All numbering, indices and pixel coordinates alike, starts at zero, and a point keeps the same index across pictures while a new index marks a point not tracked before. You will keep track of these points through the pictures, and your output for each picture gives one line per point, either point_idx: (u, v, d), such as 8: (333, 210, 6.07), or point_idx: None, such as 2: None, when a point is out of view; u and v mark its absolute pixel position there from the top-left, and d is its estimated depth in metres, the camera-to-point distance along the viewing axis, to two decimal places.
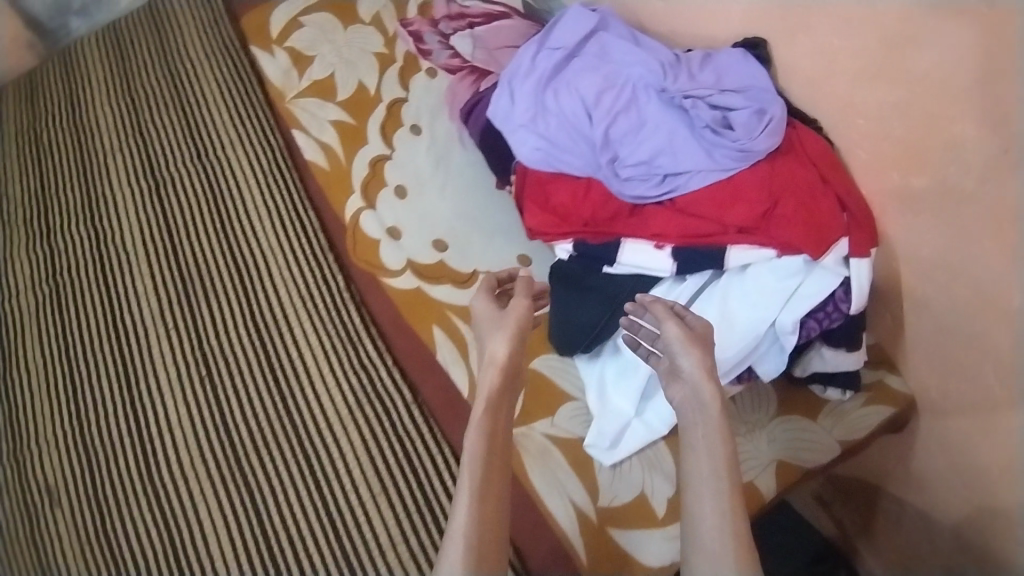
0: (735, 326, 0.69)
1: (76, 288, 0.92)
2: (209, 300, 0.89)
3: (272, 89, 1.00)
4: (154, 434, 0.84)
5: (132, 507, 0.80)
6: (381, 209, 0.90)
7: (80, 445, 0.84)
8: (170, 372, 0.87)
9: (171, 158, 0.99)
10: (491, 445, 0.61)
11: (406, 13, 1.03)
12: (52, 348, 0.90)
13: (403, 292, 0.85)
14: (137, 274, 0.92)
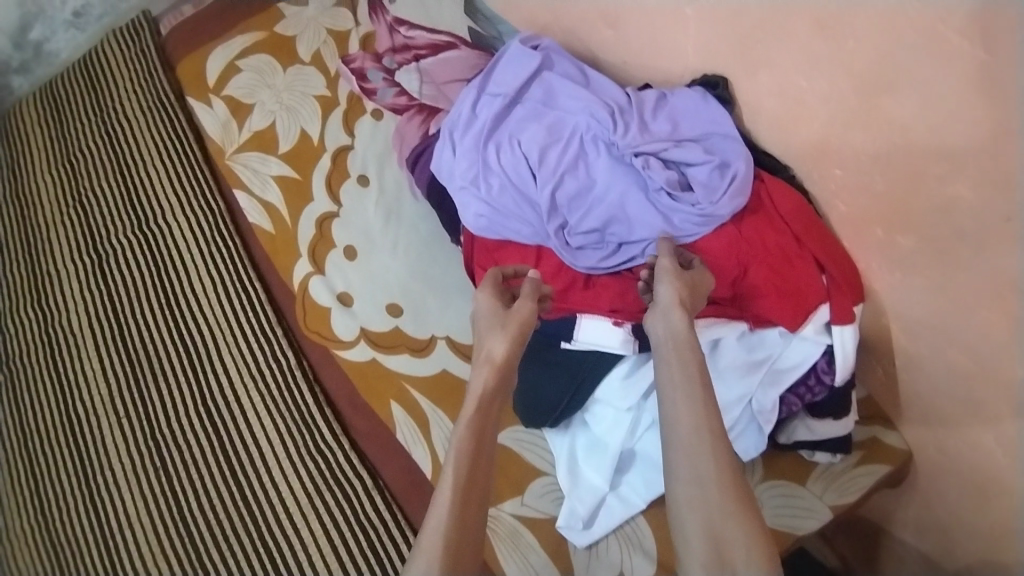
0: None
1: (23, 376, 0.87)
2: (155, 387, 0.82)
3: (211, 144, 0.94)
4: (99, 536, 0.75)
5: None
6: (330, 274, 0.84)
7: (26, 552, 0.77)
8: (113, 476, 0.78)
9: (114, 227, 0.93)
10: (478, 455, 0.54)
11: (347, 49, 0.96)
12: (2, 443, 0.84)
13: (357, 364, 0.80)
14: (81, 361, 0.86)
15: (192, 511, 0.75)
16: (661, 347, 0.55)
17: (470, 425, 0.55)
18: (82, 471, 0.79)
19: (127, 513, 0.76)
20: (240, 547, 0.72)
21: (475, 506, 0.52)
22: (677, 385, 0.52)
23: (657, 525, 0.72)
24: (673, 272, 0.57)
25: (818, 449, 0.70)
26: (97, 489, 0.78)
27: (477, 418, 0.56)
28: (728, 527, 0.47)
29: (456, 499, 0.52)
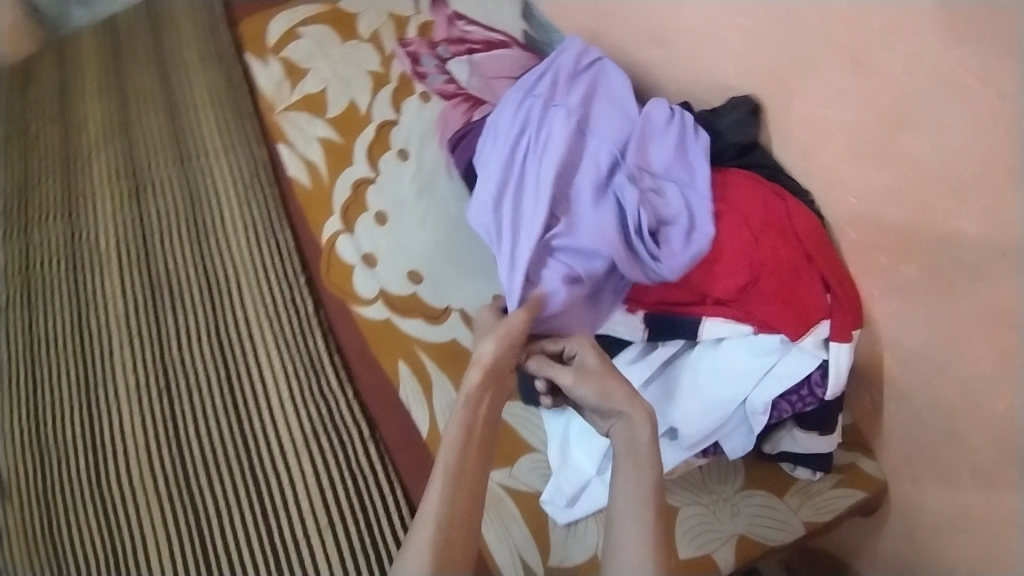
0: (704, 400, 0.67)
1: (46, 285, 0.91)
2: (168, 318, 0.87)
3: (262, 99, 0.98)
4: (104, 442, 0.82)
5: (76, 514, 0.79)
6: (358, 234, 0.88)
7: (31, 449, 0.83)
8: (123, 392, 0.84)
9: (155, 161, 0.97)
10: (468, 449, 0.57)
11: (405, 32, 1.00)
12: (17, 344, 0.88)
13: (374, 323, 0.83)
14: (105, 280, 0.90)
15: (187, 431, 0.82)
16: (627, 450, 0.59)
17: (462, 421, 0.58)
18: (88, 387, 0.85)
19: (126, 428, 0.82)
20: (230, 471, 0.79)
21: (465, 499, 0.54)
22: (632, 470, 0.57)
23: None
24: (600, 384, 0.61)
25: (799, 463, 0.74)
26: (102, 403, 0.84)
27: (467, 413, 0.58)
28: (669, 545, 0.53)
29: (446, 489, 0.54)
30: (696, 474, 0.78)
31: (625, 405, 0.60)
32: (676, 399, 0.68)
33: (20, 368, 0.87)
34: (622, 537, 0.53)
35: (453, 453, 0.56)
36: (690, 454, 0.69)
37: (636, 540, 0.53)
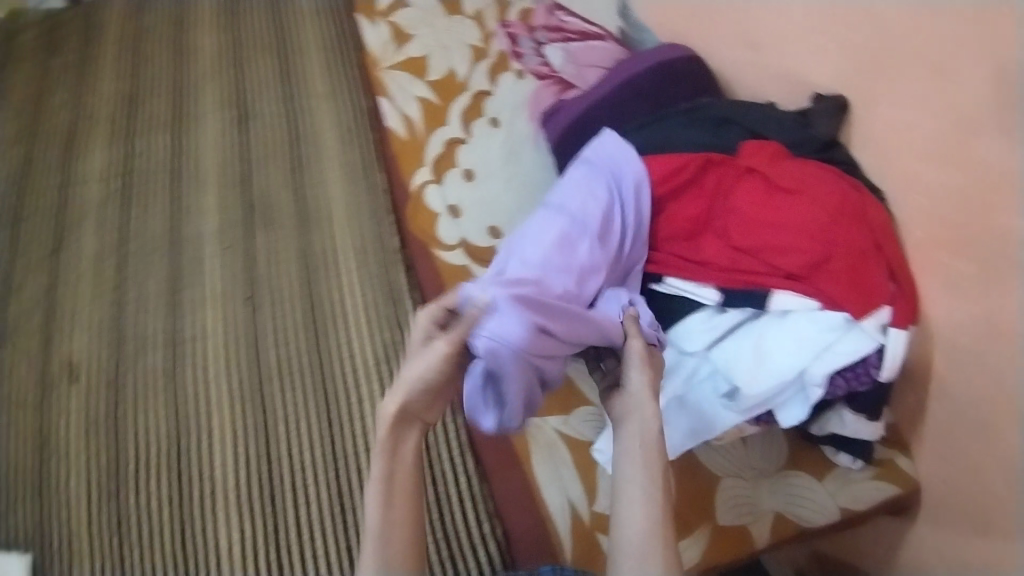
0: (767, 367, 0.71)
1: (146, 190, 0.98)
2: (257, 235, 0.94)
3: (369, 54, 1.05)
4: (187, 338, 0.88)
5: (155, 396, 0.85)
6: (446, 186, 0.94)
7: (115, 332, 0.88)
8: (210, 294, 0.90)
9: (260, 95, 1.05)
10: (389, 493, 0.53)
11: (507, 14, 1.08)
12: (113, 238, 0.94)
13: (451, 266, 0.89)
14: (201, 193, 0.97)
15: (269, 338, 0.88)
16: (626, 431, 0.58)
17: (377, 473, 0.53)
18: (172, 284, 0.91)
19: (206, 325, 0.88)
20: (302, 379, 0.86)
21: (398, 536, 0.52)
22: (634, 454, 0.55)
23: (681, 474, 0.80)
24: (647, 364, 0.60)
25: (842, 449, 0.79)
26: (184, 298, 0.90)
27: (383, 463, 0.54)
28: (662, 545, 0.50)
29: (377, 528, 0.52)
30: (742, 448, 0.81)
31: (638, 387, 0.59)
32: (741, 362, 0.72)
33: (108, 257, 0.93)
34: (620, 520, 0.52)
35: (379, 492, 0.53)
36: (745, 417, 0.73)
37: (644, 513, 0.52)
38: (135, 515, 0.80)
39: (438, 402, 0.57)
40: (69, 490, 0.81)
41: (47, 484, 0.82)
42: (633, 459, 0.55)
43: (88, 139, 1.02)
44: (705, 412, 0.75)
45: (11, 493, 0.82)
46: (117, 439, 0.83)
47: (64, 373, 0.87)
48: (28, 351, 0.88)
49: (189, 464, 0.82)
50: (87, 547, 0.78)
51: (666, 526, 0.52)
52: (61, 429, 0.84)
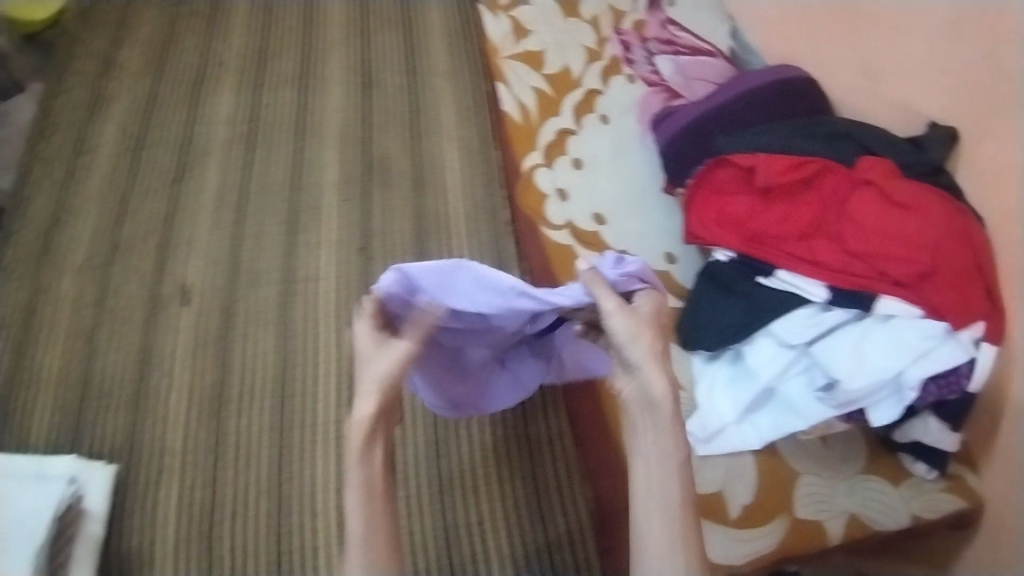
0: (866, 366, 0.75)
1: (269, 138, 1.04)
2: (369, 194, 0.99)
3: (489, 43, 1.11)
4: (299, 277, 0.93)
5: (265, 324, 0.90)
6: (556, 171, 0.99)
7: (232, 263, 0.94)
8: (323, 241, 0.96)
9: (383, 66, 1.12)
10: (370, 498, 0.54)
11: (622, 22, 1.14)
12: (235, 177, 1.01)
13: (556, 244, 0.92)
14: (321, 147, 1.03)
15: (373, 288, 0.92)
16: (636, 411, 0.60)
17: (354, 477, 0.55)
18: (285, 228, 0.97)
19: (318, 268, 0.94)
20: None
21: (384, 536, 0.54)
22: (654, 448, 0.58)
23: (764, 466, 0.83)
24: (639, 327, 0.60)
25: (920, 458, 0.83)
26: (298, 243, 0.96)
27: (359, 470, 0.55)
28: (686, 538, 0.55)
29: (360, 531, 0.53)
30: (823, 448, 0.85)
31: (642, 359, 0.59)
32: (841, 358, 0.76)
33: (226, 196, 0.99)
34: (644, 525, 0.56)
35: (359, 496, 0.54)
36: (837, 413, 0.78)
37: (664, 513, 0.56)
38: (226, 438, 0.85)
39: (390, 400, 0.58)
40: (171, 405, 0.87)
41: (150, 395, 0.88)
42: (655, 469, 0.57)
43: (216, 86, 1.09)
44: (798, 404, 0.80)
45: (113, 399, 0.87)
46: (224, 360, 0.89)
47: (176, 296, 0.92)
48: (140, 270, 0.94)
49: (285, 395, 0.87)
50: (178, 461, 0.85)
51: (683, 518, 0.56)
52: (165, 347, 0.90)
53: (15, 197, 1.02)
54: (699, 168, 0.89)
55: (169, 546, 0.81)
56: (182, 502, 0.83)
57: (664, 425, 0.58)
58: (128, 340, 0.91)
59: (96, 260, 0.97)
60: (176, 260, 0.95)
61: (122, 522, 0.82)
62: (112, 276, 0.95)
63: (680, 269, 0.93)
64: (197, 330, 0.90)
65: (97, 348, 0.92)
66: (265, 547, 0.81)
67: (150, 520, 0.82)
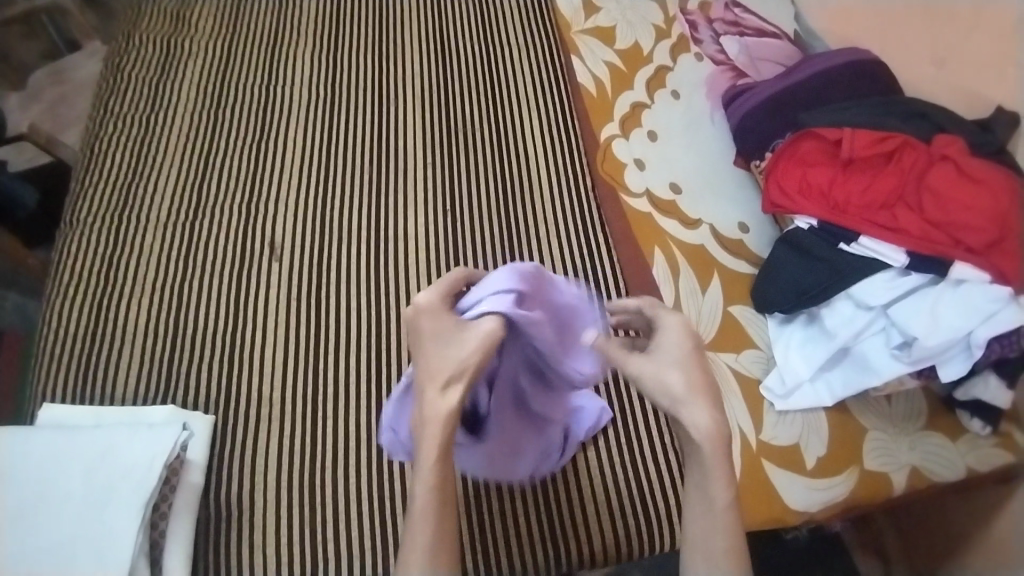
0: (939, 327, 0.78)
1: (350, 104, 1.09)
2: (452, 160, 1.04)
3: (562, 18, 1.17)
4: (387, 234, 0.99)
5: (357, 277, 0.96)
6: (632, 141, 1.04)
7: (320, 221, 0.99)
8: (406, 201, 1.01)
9: (458, 36, 1.16)
10: (443, 505, 0.53)
11: (687, 4, 1.18)
12: (320, 139, 1.05)
13: (636, 212, 0.99)
14: (402, 114, 1.08)
15: (460, 249, 0.97)
16: (691, 452, 0.52)
17: (427, 476, 0.52)
18: (372, 191, 1.02)
19: (408, 229, 0.99)
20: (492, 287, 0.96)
21: (447, 546, 0.53)
22: (709, 485, 0.52)
23: (836, 421, 0.89)
24: (668, 366, 0.52)
25: (977, 415, 0.86)
26: (384, 204, 1.01)
27: (435, 473, 0.52)
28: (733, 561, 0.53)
29: (429, 540, 0.52)
30: (887, 405, 0.90)
31: (681, 403, 0.51)
32: (914, 319, 0.80)
33: (311, 159, 1.03)
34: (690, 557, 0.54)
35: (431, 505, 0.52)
36: (907, 372, 0.82)
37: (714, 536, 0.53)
38: (321, 387, 0.90)
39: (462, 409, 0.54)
40: (266, 355, 0.91)
41: (241, 346, 0.91)
42: (699, 515, 0.54)
43: (294, 51, 1.14)
44: (873, 361, 0.85)
45: (210, 343, 0.91)
46: (318, 310, 0.94)
47: (267, 251, 0.97)
48: (228, 222, 0.98)
49: (379, 346, 0.92)
50: (274, 409, 0.88)
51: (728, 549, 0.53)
52: (258, 301, 0.94)
53: (90, 152, 1.02)
54: (782, 143, 0.95)
55: (266, 491, 0.84)
56: (277, 448, 0.86)
57: (712, 477, 0.51)
58: (215, 293, 0.94)
59: (178, 214, 0.99)
60: (264, 215, 0.99)
61: (217, 469, 0.84)
62: (196, 230, 0.98)
63: (754, 237, 0.98)
64: (288, 283, 0.95)
65: (183, 301, 0.93)
66: (358, 492, 0.84)
67: (245, 457, 0.85)
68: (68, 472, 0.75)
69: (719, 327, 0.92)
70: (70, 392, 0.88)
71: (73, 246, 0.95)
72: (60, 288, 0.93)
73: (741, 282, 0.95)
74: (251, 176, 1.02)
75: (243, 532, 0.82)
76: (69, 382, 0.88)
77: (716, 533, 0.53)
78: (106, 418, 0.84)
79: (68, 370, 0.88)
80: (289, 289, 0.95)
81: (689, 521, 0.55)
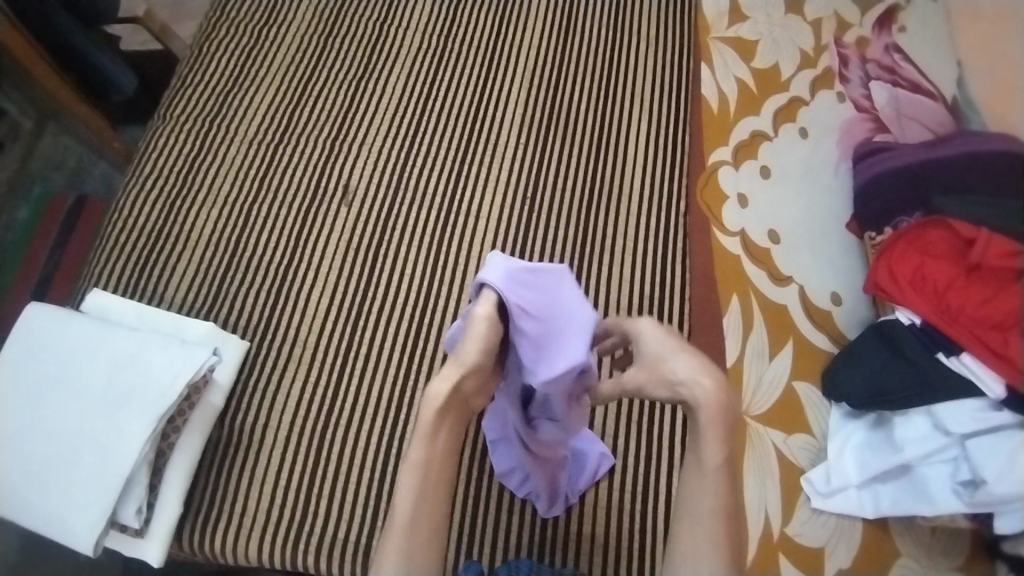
0: (1013, 476, 0.69)
1: (458, 61, 1.04)
2: (547, 146, 0.98)
3: (703, 18, 1.06)
4: (460, 207, 0.94)
5: (418, 243, 0.93)
6: (741, 174, 0.95)
7: (396, 175, 0.96)
8: (488, 178, 0.96)
9: (588, 13, 1.08)
10: (424, 496, 0.51)
11: (845, 33, 1.05)
12: (417, 90, 1.01)
13: (724, 252, 0.91)
14: (507, 84, 1.02)
15: (528, 242, 0.93)
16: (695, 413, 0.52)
17: (414, 456, 0.52)
18: (456, 157, 0.97)
19: (483, 207, 0.95)
20: None
21: (428, 526, 0.51)
22: (702, 436, 0.51)
23: (869, 534, 0.80)
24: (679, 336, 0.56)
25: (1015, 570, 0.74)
26: (465, 176, 0.96)
27: (420, 449, 0.52)
28: (721, 527, 0.49)
29: (409, 517, 0.50)
30: (927, 533, 0.80)
31: (685, 373, 0.54)
32: (990, 460, 0.71)
33: (404, 111, 1.00)
34: (684, 525, 0.50)
35: (415, 484, 0.51)
36: (961, 509, 0.74)
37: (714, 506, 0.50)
38: (355, 346, 0.88)
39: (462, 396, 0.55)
40: (311, 299, 0.90)
41: (289, 282, 0.91)
42: (693, 482, 0.51)
43: None
44: (931, 489, 0.76)
45: (262, 273, 0.91)
46: (371, 266, 0.92)
47: (337, 194, 0.95)
48: (307, 155, 0.96)
49: (420, 318, 0.89)
50: (307, 354, 0.88)
51: (717, 514, 0.49)
52: (318, 241, 0.92)
53: (196, 51, 1.03)
54: (907, 223, 0.85)
55: (279, 432, 0.84)
56: (299, 395, 0.86)
57: (705, 433, 0.51)
58: (279, 223, 0.93)
59: (264, 133, 0.98)
60: (344, 155, 0.97)
61: (239, 397, 0.85)
62: (276, 154, 0.97)
63: (844, 312, 0.88)
64: (349, 231, 0.93)
65: (249, 222, 0.93)
66: (363, 460, 0.82)
67: (267, 393, 0.85)
68: (94, 368, 0.76)
69: (777, 401, 0.85)
70: (122, 280, 0.90)
71: (160, 141, 0.97)
72: (138, 181, 0.95)
73: (816, 358, 0.86)
74: (341, 111, 0.99)
75: (246, 465, 0.82)
76: (121, 271, 0.90)
77: (704, 496, 0.50)
78: (147, 322, 0.84)
79: (129, 263, 0.91)
80: (348, 239, 0.93)
81: (680, 495, 0.52)
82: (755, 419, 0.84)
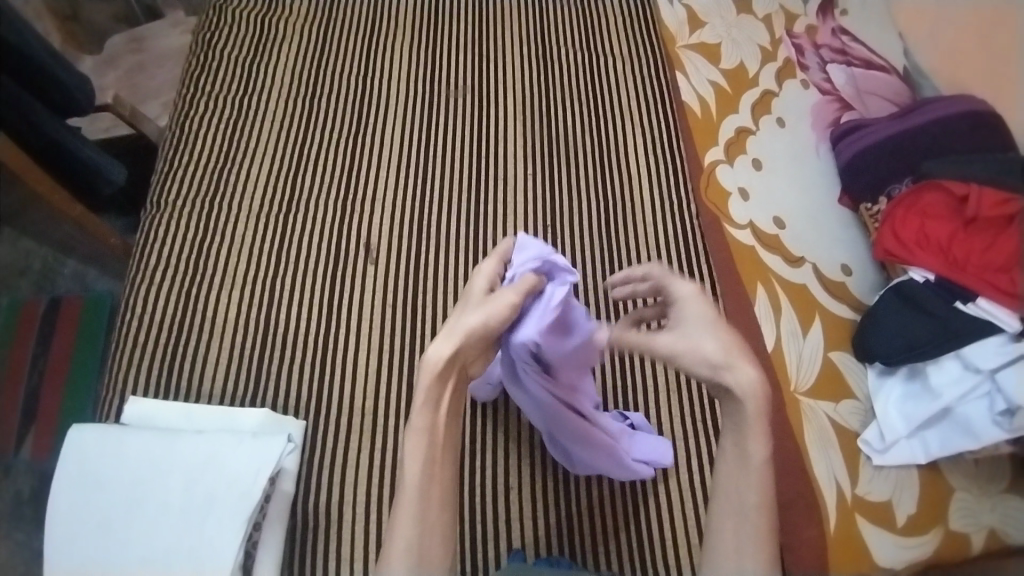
0: None
1: (449, 105, 1.08)
2: (552, 174, 1.02)
3: (666, 29, 1.14)
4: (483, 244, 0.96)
5: (451, 286, 0.93)
6: (737, 169, 1.01)
7: (414, 224, 0.97)
8: (504, 211, 0.99)
9: (559, 44, 1.15)
10: (429, 486, 0.59)
11: (794, 26, 1.14)
12: (417, 139, 1.04)
13: (741, 245, 0.96)
14: (502, 119, 1.07)
15: None
16: (737, 403, 0.60)
17: (418, 424, 0.60)
18: (469, 198, 1.00)
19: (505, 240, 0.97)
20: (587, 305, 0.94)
21: (438, 519, 0.59)
22: (743, 423, 0.60)
23: (926, 479, 0.85)
24: (715, 323, 0.61)
25: None
26: (483, 214, 0.99)
27: (422, 416, 0.60)
28: (761, 512, 0.59)
29: (418, 513, 0.58)
30: (976, 468, 0.86)
31: (720, 359, 0.60)
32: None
33: (408, 161, 1.02)
34: (724, 512, 0.61)
35: (422, 450, 0.60)
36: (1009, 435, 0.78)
37: (757, 491, 0.59)
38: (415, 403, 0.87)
39: (454, 369, 0.61)
40: (359, 364, 0.89)
41: (333, 348, 0.89)
42: (736, 471, 0.61)
43: (393, 44, 1.14)
44: (973, 423, 0.80)
45: (302, 346, 0.89)
46: (409, 317, 0.92)
47: (362, 254, 0.95)
48: (322, 219, 0.97)
49: None
50: (367, 420, 0.86)
51: (759, 503, 0.59)
52: (351, 305, 0.92)
53: (180, 135, 1.01)
54: (900, 192, 0.92)
55: (357, 507, 0.81)
56: (368, 464, 0.83)
57: (751, 430, 0.59)
58: (308, 294, 0.92)
59: (270, 205, 0.97)
60: (361, 213, 0.98)
61: (309, 479, 0.82)
62: (290, 223, 0.96)
63: (857, 281, 0.95)
64: (380, 286, 0.93)
65: (277, 295, 0.92)
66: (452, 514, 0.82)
67: (335, 469, 0.83)
68: (168, 479, 0.73)
69: (819, 375, 0.90)
70: (154, 380, 0.86)
71: (161, 229, 0.94)
72: (145, 275, 0.91)
73: (843, 327, 0.92)
74: (347, 171, 1.01)
75: (330, 548, 0.79)
76: (150, 372, 0.86)
77: (749, 484, 0.59)
78: (198, 422, 0.81)
79: (157, 363, 0.86)
80: (381, 294, 0.93)
81: (721, 481, 0.62)
82: (805, 396, 0.89)
